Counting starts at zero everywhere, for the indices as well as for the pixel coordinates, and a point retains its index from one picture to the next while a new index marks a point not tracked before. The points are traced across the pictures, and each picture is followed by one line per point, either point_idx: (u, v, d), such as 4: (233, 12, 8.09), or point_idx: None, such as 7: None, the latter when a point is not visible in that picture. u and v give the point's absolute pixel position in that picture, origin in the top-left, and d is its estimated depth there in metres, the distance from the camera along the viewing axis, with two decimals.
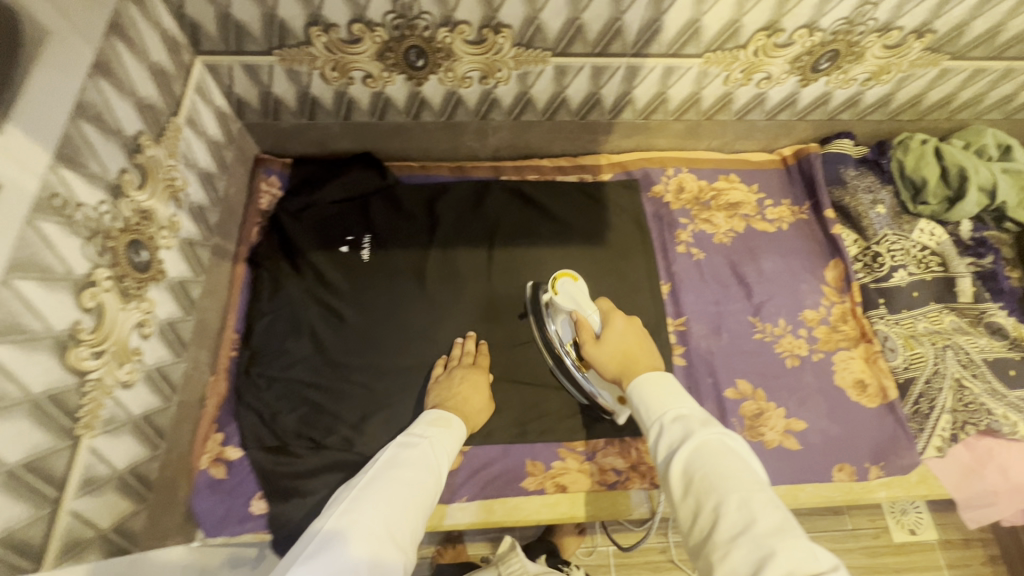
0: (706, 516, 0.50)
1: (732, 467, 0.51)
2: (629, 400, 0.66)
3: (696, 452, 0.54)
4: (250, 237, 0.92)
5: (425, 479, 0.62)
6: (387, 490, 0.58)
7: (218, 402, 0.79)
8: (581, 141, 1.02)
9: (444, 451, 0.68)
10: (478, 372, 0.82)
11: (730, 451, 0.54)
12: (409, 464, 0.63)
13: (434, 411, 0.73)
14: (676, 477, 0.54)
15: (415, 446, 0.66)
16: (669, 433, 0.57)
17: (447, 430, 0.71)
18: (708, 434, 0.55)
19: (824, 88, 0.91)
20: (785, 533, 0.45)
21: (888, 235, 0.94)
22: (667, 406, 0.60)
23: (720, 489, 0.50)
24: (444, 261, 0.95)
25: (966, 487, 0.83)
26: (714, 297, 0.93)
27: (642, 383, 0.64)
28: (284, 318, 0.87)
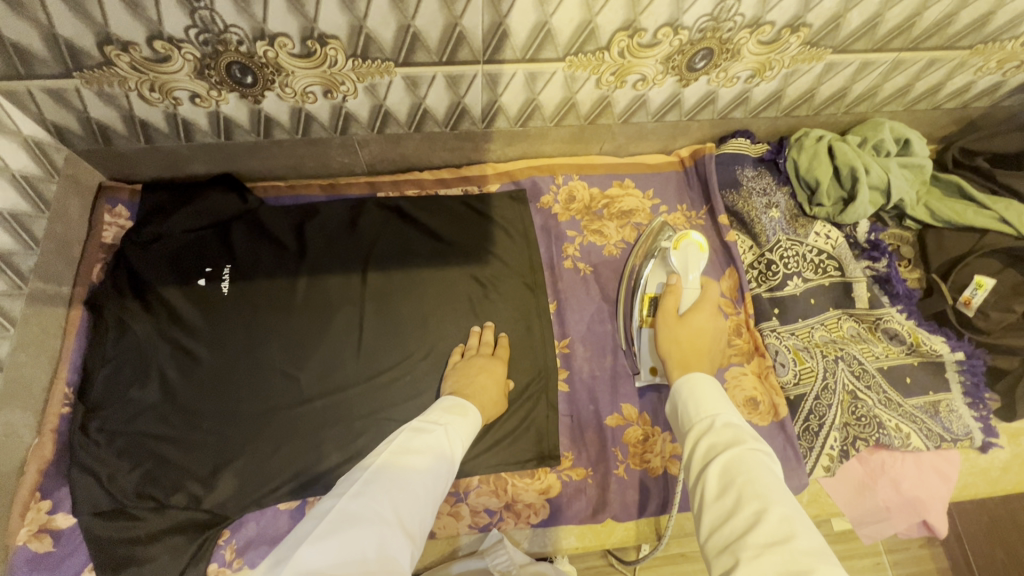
0: (741, 519, 0.48)
1: (774, 482, 0.50)
2: (674, 392, 0.65)
3: (739, 456, 0.52)
4: (89, 275, 0.84)
5: (437, 468, 0.59)
6: (400, 476, 0.56)
7: (43, 465, 0.72)
8: (463, 150, 0.95)
9: (460, 438, 0.65)
10: (495, 364, 0.79)
11: (772, 469, 0.52)
12: (421, 452, 0.60)
13: (449, 397, 0.71)
14: (712, 476, 0.52)
15: (432, 432, 0.63)
16: (718, 434, 0.56)
17: (461, 418, 0.68)
18: (756, 446, 0.54)
19: (707, 87, 0.85)
20: (822, 556, 0.43)
21: (781, 241, 0.90)
22: (720, 410, 0.60)
23: (764, 495, 0.48)
24: (312, 290, 0.88)
25: (859, 503, 0.80)
26: (600, 316, 0.87)
27: (700, 377, 0.64)
28: (129, 364, 0.80)
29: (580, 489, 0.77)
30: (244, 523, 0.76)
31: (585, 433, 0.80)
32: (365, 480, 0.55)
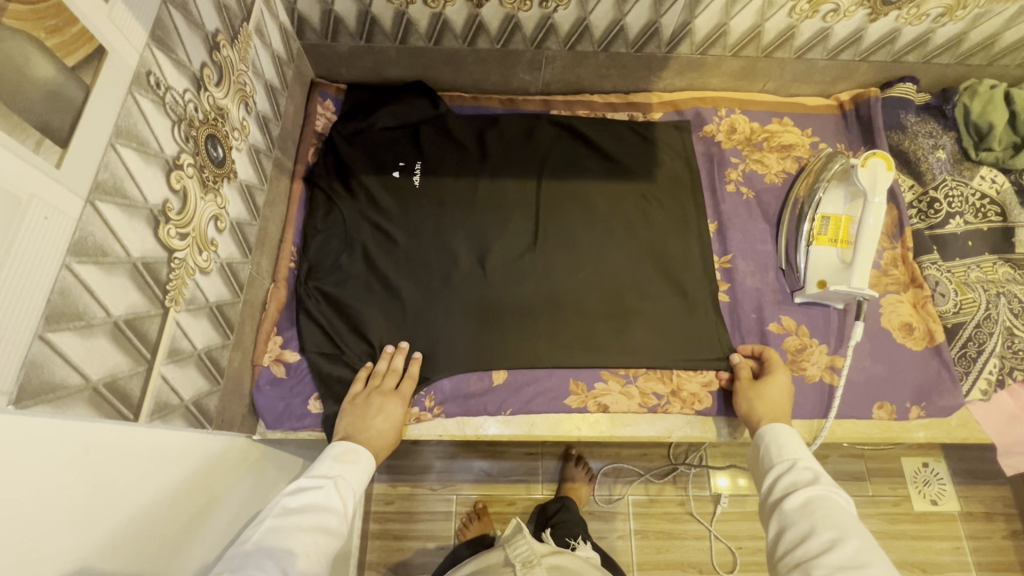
0: (817, 544, 0.54)
1: (853, 521, 0.56)
2: (762, 430, 0.70)
3: (818, 497, 0.58)
4: (306, 156, 0.94)
5: (330, 524, 0.61)
6: (287, 534, 0.58)
7: (278, 307, 0.84)
8: (634, 77, 1.01)
9: (350, 486, 0.67)
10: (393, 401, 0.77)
11: (847, 510, 0.58)
12: (305, 512, 0.61)
13: (341, 443, 0.72)
14: (791, 506, 0.59)
15: (319, 486, 0.64)
16: (797, 473, 0.62)
17: (353, 465, 0.69)
18: (834, 490, 0.59)
19: (893, 24, 0.88)
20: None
21: (947, 180, 0.93)
22: (796, 452, 0.65)
23: (844, 530, 0.54)
24: (492, 190, 0.96)
25: (1009, 434, 0.82)
26: (762, 237, 0.93)
27: (781, 427, 0.68)
28: (337, 236, 0.89)
29: None
30: (439, 379, 0.84)
31: (747, 339, 0.86)
32: (246, 549, 0.56)
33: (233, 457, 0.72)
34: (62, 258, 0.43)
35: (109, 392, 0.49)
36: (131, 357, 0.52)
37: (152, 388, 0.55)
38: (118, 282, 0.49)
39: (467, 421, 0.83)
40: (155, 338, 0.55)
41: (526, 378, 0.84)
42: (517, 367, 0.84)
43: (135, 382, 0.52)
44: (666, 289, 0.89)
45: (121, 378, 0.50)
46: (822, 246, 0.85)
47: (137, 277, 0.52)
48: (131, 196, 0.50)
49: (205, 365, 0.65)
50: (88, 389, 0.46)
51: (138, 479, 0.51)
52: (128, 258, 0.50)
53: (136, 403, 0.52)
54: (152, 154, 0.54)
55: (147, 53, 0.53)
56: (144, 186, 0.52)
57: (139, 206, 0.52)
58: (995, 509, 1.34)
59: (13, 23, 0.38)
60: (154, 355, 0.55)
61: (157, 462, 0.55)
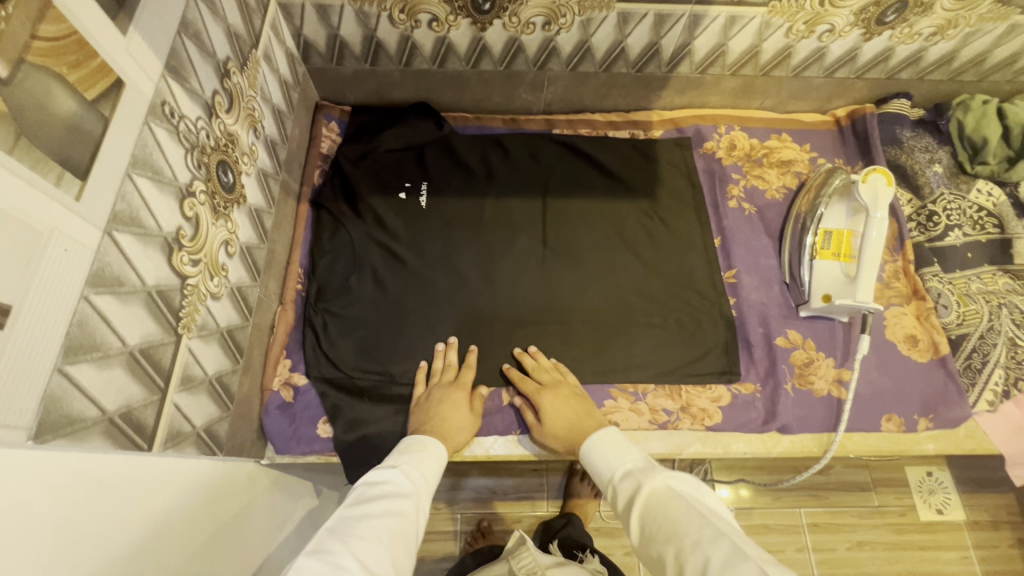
0: (671, 565, 0.49)
1: (672, 521, 0.51)
2: (585, 458, 0.66)
3: (646, 501, 0.54)
4: (312, 178, 0.95)
5: (408, 508, 0.58)
6: (366, 520, 0.53)
7: (286, 329, 0.83)
8: (635, 96, 1.03)
9: (420, 472, 0.63)
10: (456, 390, 0.79)
11: (683, 501, 0.52)
12: (381, 503, 0.56)
13: (410, 437, 0.70)
14: (636, 533, 0.54)
15: (389, 477, 0.60)
16: (621, 491, 0.58)
17: (421, 454, 0.66)
18: (655, 484, 0.55)
19: (887, 43, 0.90)
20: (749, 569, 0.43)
21: (944, 194, 0.94)
22: (615, 467, 0.62)
23: (664, 542, 0.50)
24: (498, 209, 0.97)
25: (1015, 444, 0.83)
26: (765, 251, 0.94)
27: (602, 436, 0.66)
28: (344, 257, 0.90)
29: (749, 401, 0.84)
30: None
31: (753, 353, 0.87)
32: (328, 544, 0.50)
33: (238, 483, 0.69)
34: (80, 290, 0.43)
35: (124, 423, 0.48)
36: (145, 387, 0.51)
37: (165, 417, 0.54)
38: (134, 311, 0.49)
39: (477, 442, 0.83)
40: (168, 366, 0.55)
41: (535, 397, 0.83)
42: (525, 387, 0.84)
43: (148, 412, 0.52)
44: (673, 303, 0.89)
45: (136, 409, 0.50)
46: (826, 260, 0.86)
47: (152, 305, 0.52)
48: (147, 226, 0.51)
49: (216, 391, 0.64)
50: (104, 419, 0.46)
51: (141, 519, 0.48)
52: (143, 287, 0.50)
53: (150, 433, 0.52)
54: (166, 183, 0.54)
55: (162, 83, 0.53)
56: (158, 214, 0.53)
57: (154, 235, 0.52)
58: (1000, 517, 1.34)
59: (36, 60, 0.38)
60: (167, 384, 0.55)
61: (161, 497, 0.52)
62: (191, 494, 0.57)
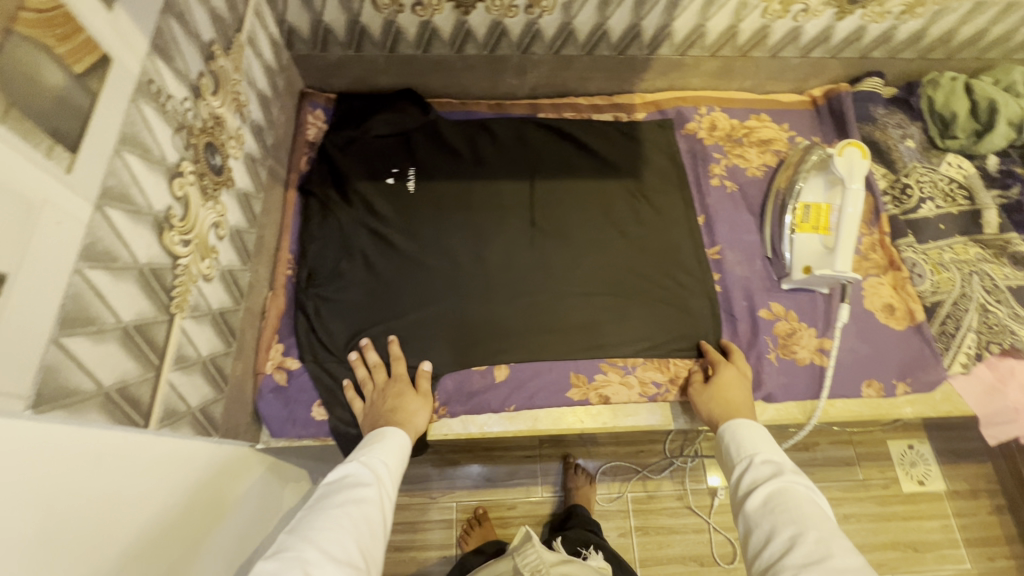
0: (780, 542, 0.55)
1: (810, 513, 0.57)
2: (719, 439, 0.72)
3: (778, 491, 0.60)
4: (299, 165, 0.95)
5: (370, 496, 0.61)
6: (328, 512, 0.57)
7: (277, 314, 0.83)
8: (617, 79, 1.04)
9: (383, 462, 0.66)
10: (401, 385, 0.78)
11: (814, 504, 0.58)
12: (340, 496, 0.60)
13: (372, 431, 0.72)
14: (753, 507, 0.60)
15: (350, 469, 0.64)
16: (758, 471, 0.64)
17: (382, 445, 0.68)
18: (793, 481, 0.61)
19: (860, 22, 0.93)
20: (862, 569, 0.50)
21: (917, 167, 0.97)
22: (758, 448, 0.67)
23: (796, 525, 0.56)
24: (486, 192, 0.97)
25: (987, 404, 0.87)
26: (748, 227, 0.96)
27: (737, 425, 0.71)
28: (334, 243, 0.90)
29: None
30: (444, 381, 0.83)
31: (738, 325, 0.89)
32: (287, 541, 0.54)
33: (234, 464, 0.70)
34: (74, 263, 0.43)
35: (120, 398, 0.48)
36: (140, 363, 0.51)
37: (161, 394, 0.54)
38: (128, 287, 0.49)
39: (471, 420, 0.84)
40: (162, 344, 0.55)
41: (526, 374, 0.84)
42: (515, 364, 0.85)
43: (144, 388, 0.52)
44: (660, 280, 0.92)
45: (132, 384, 0.50)
46: (805, 233, 0.88)
47: (145, 282, 0.52)
48: (137, 203, 0.51)
49: (210, 372, 0.64)
50: (99, 394, 0.46)
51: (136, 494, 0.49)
52: (135, 264, 0.50)
53: (146, 409, 0.52)
54: (155, 161, 0.54)
55: (149, 61, 0.53)
56: (148, 192, 0.53)
57: (144, 212, 0.52)
58: (979, 486, 1.39)
59: (25, 31, 0.38)
60: (161, 362, 0.55)
61: (159, 475, 0.53)
62: (188, 473, 0.58)
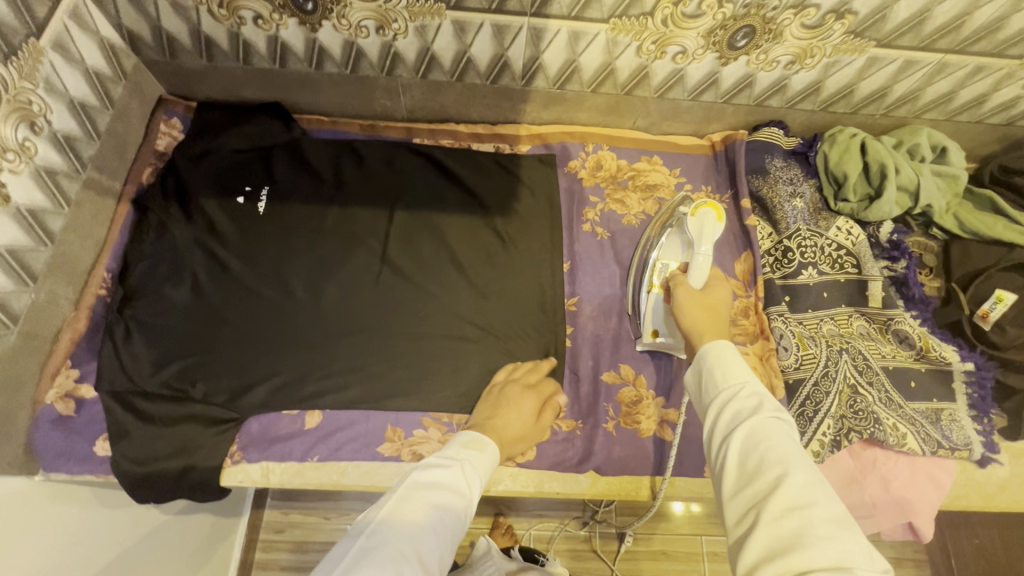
0: (761, 485, 0.47)
1: (798, 450, 0.49)
2: (697, 359, 0.60)
3: (762, 424, 0.50)
4: (140, 176, 0.90)
5: (460, 508, 0.57)
6: (414, 510, 0.54)
7: (74, 337, 0.78)
8: (499, 108, 0.98)
9: (476, 470, 0.62)
10: (527, 395, 0.76)
11: (794, 437, 0.51)
12: (432, 493, 0.56)
13: (467, 432, 0.67)
14: (731, 443, 0.51)
15: (446, 467, 0.60)
16: (743, 401, 0.53)
17: (481, 454, 0.64)
18: (783, 415, 0.52)
19: (746, 69, 0.86)
20: (845, 525, 0.43)
21: (801, 230, 0.90)
22: (745, 375, 0.56)
23: (783, 464, 0.47)
24: (341, 219, 0.92)
25: (845, 496, 0.80)
26: (612, 281, 0.90)
27: (726, 344, 0.59)
28: (164, 262, 0.85)
29: (567, 438, 0.80)
30: (248, 425, 0.79)
31: (579, 387, 0.83)
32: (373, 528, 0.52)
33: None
34: None
35: None
36: None
37: None
38: None
39: (277, 468, 0.78)
40: None
41: (338, 423, 0.80)
42: (328, 412, 0.80)
43: None
44: (508, 328, 0.86)
45: None
46: (654, 291, 0.81)
47: None
48: None
49: None
50: None
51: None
52: None
53: None
54: None
55: None
56: None
57: None
58: (905, 554, 1.14)
59: None
60: None
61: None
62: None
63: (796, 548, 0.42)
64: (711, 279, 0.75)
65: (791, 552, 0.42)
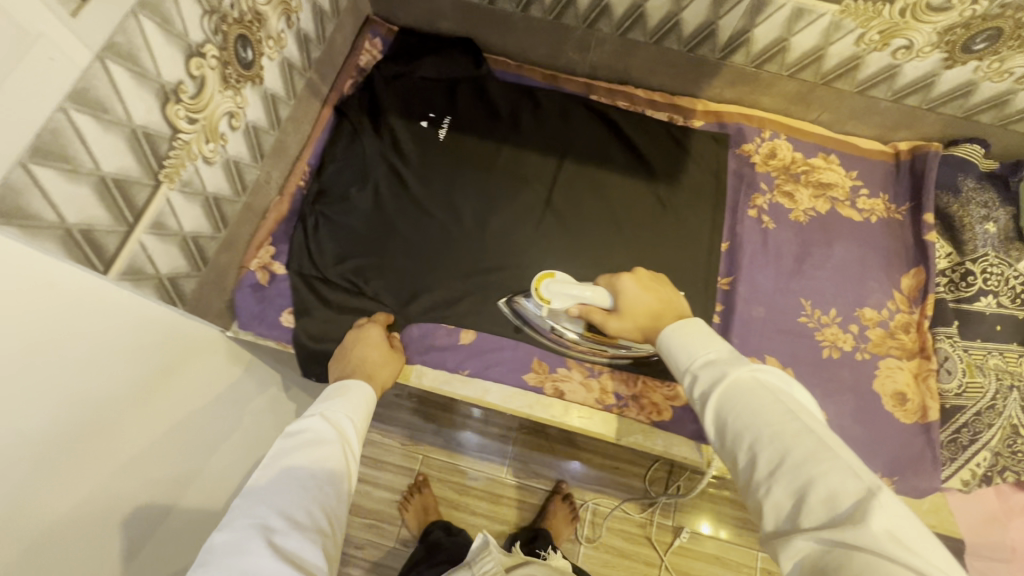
0: (745, 458, 0.49)
1: (761, 402, 0.50)
2: (661, 347, 0.62)
3: (722, 399, 0.52)
4: (343, 87, 0.97)
5: (330, 453, 0.64)
6: (278, 481, 0.59)
7: (277, 219, 0.87)
8: (683, 78, 0.98)
9: (342, 415, 0.69)
10: (370, 330, 0.80)
11: (765, 390, 0.51)
12: (299, 452, 0.63)
13: (332, 385, 0.74)
14: (710, 429, 0.54)
15: (310, 424, 0.66)
16: (700, 379, 0.55)
17: (343, 397, 0.72)
18: (733, 375, 0.53)
19: (970, 76, 0.81)
20: (820, 458, 0.45)
21: (989, 256, 0.85)
22: (697, 352, 0.58)
23: (752, 429, 0.49)
24: (512, 159, 0.96)
25: (984, 535, 0.79)
26: (773, 272, 0.88)
27: (671, 331, 0.62)
28: (352, 167, 0.92)
29: None
30: (409, 329, 0.85)
31: None
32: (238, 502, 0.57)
33: (189, 356, 0.73)
34: (59, 102, 0.46)
35: (83, 238, 0.52)
36: (112, 216, 0.55)
37: (129, 250, 0.58)
38: (115, 141, 0.53)
39: (428, 374, 0.84)
40: (142, 206, 0.59)
41: (490, 346, 0.84)
42: (483, 334, 0.84)
43: (112, 238, 0.56)
44: None
45: (99, 231, 0.54)
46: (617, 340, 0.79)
47: (135, 143, 0.55)
48: (144, 67, 0.54)
49: (189, 249, 0.68)
50: (60, 228, 0.49)
51: (40, 366, 0.50)
52: (130, 123, 0.54)
53: (109, 258, 0.56)
54: (175, 35, 0.57)
55: None
56: (160, 61, 0.55)
57: (150, 78, 0.55)
58: None
59: None
60: (137, 221, 0.59)
61: (83, 351, 0.54)
62: (123, 356, 0.60)
63: (798, 504, 0.44)
64: (601, 282, 0.75)
65: (799, 517, 0.43)
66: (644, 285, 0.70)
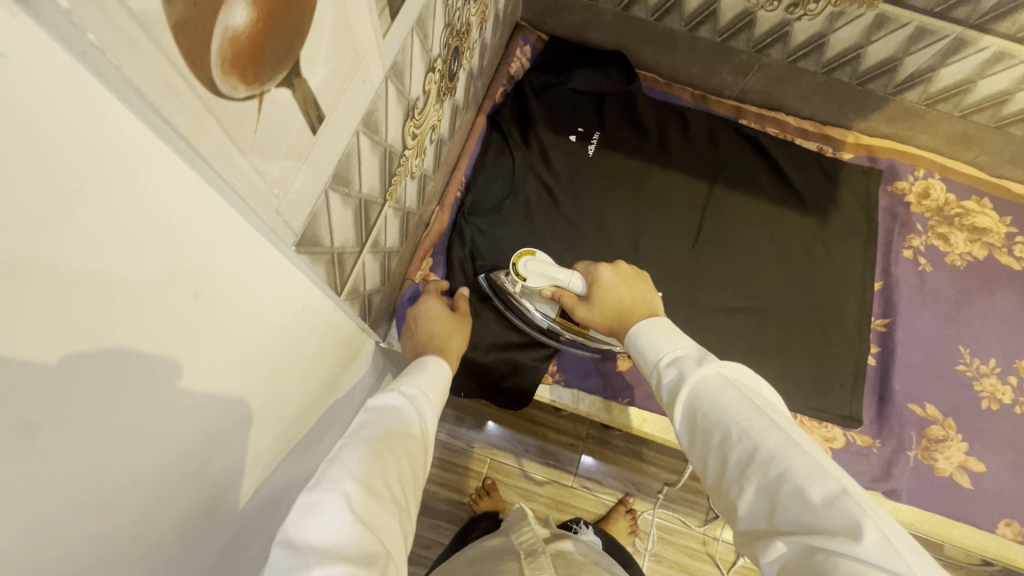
0: (717, 458, 0.46)
1: (721, 400, 0.47)
2: (630, 343, 0.59)
3: (693, 397, 0.49)
4: (494, 96, 0.95)
5: (413, 429, 0.53)
6: (371, 442, 0.48)
7: (438, 231, 0.87)
8: (839, 109, 0.96)
9: (420, 390, 0.60)
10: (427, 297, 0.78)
11: (738, 386, 0.48)
12: (382, 421, 0.52)
13: (414, 362, 0.66)
14: (682, 426, 0.50)
15: (390, 395, 0.56)
16: (667, 375, 0.52)
17: (422, 372, 0.63)
18: (702, 372, 0.50)
19: None
20: (784, 453, 0.42)
21: None
22: (663, 348, 0.55)
23: (720, 428, 0.46)
24: (661, 180, 0.94)
25: None
26: (930, 317, 0.87)
27: (641, 327, 0.59)
28: (503, 179, 0.90)
29: (863, 453, 0.80)
30: (568, 356, 0.84)
31: (884, 409, 0.82)
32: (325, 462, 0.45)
33: (352, 359, 0.70)
34: (358, 125, 0.44)
35: (337, 262, 0.50)
36: (355, 237, 0.53)
37: (358, 269, 0.57)
38: (374, 162, 0.51)
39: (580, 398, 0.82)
40: (372, 224, 0.57)
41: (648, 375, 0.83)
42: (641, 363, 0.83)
43: (350, 260, 0.54)
44: (813, 328, 0.87)
45: (346, 254, 0.52)
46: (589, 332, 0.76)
47: (383, 162, 0.53)
48: (405, 85, 0.51)
49: (385, 264, 0.67)
50: (328, 253, 0.47)
51: (269, 376, 0.45)
52: (384, 142, 0.52)
53: (343, 279, 0.54)
54: (426, 51, 0.55)
55: None
56: (414, 77, 0.53)
57: (405, 97, 0.53)
58: None
59: None
60: (364, 241, 0.56)
61: (299, 366, 0.51)
62: (310, 355, 0.53)
63: (771, 509, 0.40)
64: (579, 269, 0.73)
65: (773, 521, 0.40)
66: (621, 277, 0.69)
